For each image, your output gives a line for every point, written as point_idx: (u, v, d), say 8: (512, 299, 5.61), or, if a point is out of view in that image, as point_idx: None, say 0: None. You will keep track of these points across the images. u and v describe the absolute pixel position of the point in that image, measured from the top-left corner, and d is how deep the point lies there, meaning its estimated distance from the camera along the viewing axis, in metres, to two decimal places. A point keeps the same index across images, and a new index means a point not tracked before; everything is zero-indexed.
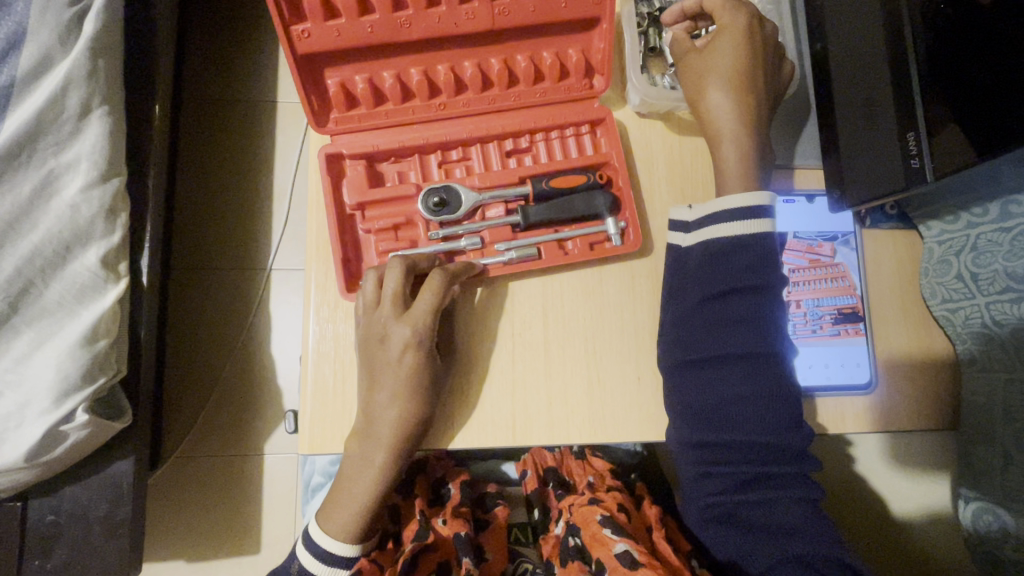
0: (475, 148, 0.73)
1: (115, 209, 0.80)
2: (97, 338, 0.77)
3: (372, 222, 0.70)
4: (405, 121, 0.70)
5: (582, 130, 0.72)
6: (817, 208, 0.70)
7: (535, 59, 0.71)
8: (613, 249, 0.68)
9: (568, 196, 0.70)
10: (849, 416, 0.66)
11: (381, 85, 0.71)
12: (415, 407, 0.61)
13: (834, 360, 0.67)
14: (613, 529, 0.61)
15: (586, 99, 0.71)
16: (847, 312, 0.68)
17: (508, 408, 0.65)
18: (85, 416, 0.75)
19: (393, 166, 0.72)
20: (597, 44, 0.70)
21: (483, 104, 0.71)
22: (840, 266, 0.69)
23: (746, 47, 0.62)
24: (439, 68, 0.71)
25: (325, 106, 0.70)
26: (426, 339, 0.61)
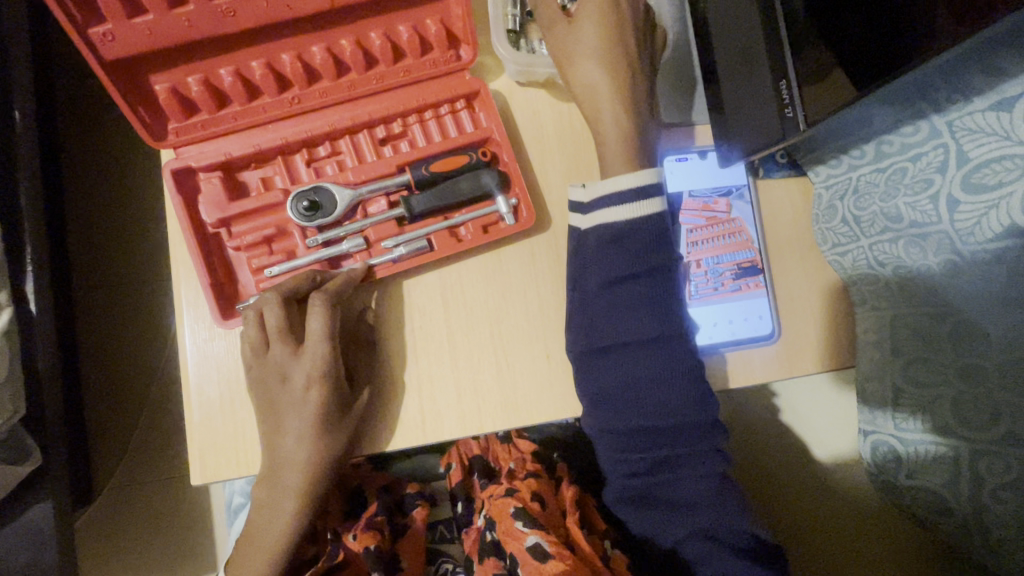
0: (344, 139, 0.70)
1: None
2: None
3: (240, 237, 0.67)
4: (257, 121, 0.67)
5: (457, 107, 0.69)
6: (709, 164, 0.70)
7: (391, 35, 0.67)
8: (506, 228, 0.65)
9: (451, 179, 0.67)
10: (757, 366, 0.68)
11: (222, 84, 0.67)
12: (315, 436, 0.58)
13: (735, 316, 0.68)
14: (524, 522, 0.63)
15: (454, 71, 0.68)
16: (746, 266, 0.69)
17: (415, 405, 0.63)
18: None
19: (255, 172, 0.70)
20: (456, 11, 0.65)
21: (341, 91, 0.68)
22: (736, 221, 0.70)
23: (609, 22, 0.61)
24: (282, 58, 0.67)
25: (161, 119, 0.66)
26: (321, 365, 0.58)
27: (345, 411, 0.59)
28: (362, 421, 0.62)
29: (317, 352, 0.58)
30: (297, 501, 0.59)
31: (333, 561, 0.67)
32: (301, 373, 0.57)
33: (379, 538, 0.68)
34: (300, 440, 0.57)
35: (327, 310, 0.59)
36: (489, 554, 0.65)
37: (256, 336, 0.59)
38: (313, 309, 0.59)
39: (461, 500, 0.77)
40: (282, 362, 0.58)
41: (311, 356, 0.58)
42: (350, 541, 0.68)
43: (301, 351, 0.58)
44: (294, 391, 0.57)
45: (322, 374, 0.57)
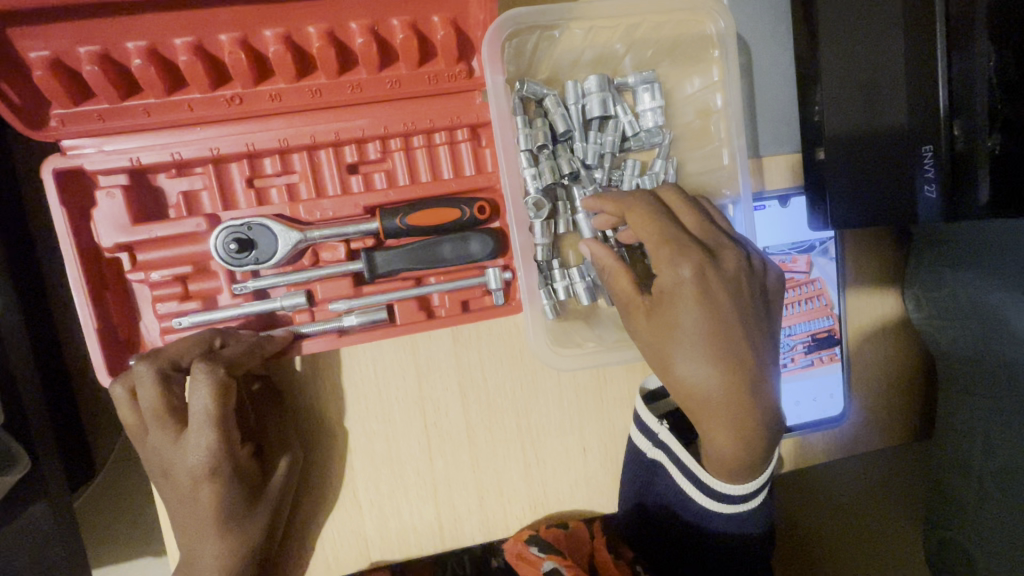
0: (299, 156, 0.47)
1: None
2: None
3: (149, 271, 0.46)
4: (174, 121, 0.43)
5: (458, 136, 0.49)
6: (792, 212, 0.56)
7: (380, 28, 0.44)
8: (493, 308, 0.52)
9: (434, 235, 0.49)
10: (822, 454, 0.59)
11: (130, 65, 0.42)
12: (217, 537, 0.43)
13: (803, 397, 0.58)
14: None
15: (461, 90, 0.46)
16: (821, 337, 0.58)
17: (434, 511, 0.54)
18: None
19: (176, 182, 0.47)
20: (477, 13, 0.44)
21: (302, 99, 0.44)
22: (817, 283, 0.57)
23: (716, 311, 0.42)
24: (222, 41, 0.42)
25: (35, 95, 0.41)
26: (213, 460, 0.41)
27: (254, 506, 0.44)
28: (323, 518, 0.51)
29: (203, 443, 0.40)
30: None
31: None
32: (182, 468, 0.41)
33: None
34: (202, 542, 0.43)
35: (216, 385, 0.40)
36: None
37: (132, 413, 0.41)
38: (193, 380, 0.40)
39: None
40: (160, 454, 0.41)
41: (191, 446, 0.40)
42: None
43: (184, 437, 0.41)
44: (178, 487, 0.41)
45: (213, 471, 0.41)
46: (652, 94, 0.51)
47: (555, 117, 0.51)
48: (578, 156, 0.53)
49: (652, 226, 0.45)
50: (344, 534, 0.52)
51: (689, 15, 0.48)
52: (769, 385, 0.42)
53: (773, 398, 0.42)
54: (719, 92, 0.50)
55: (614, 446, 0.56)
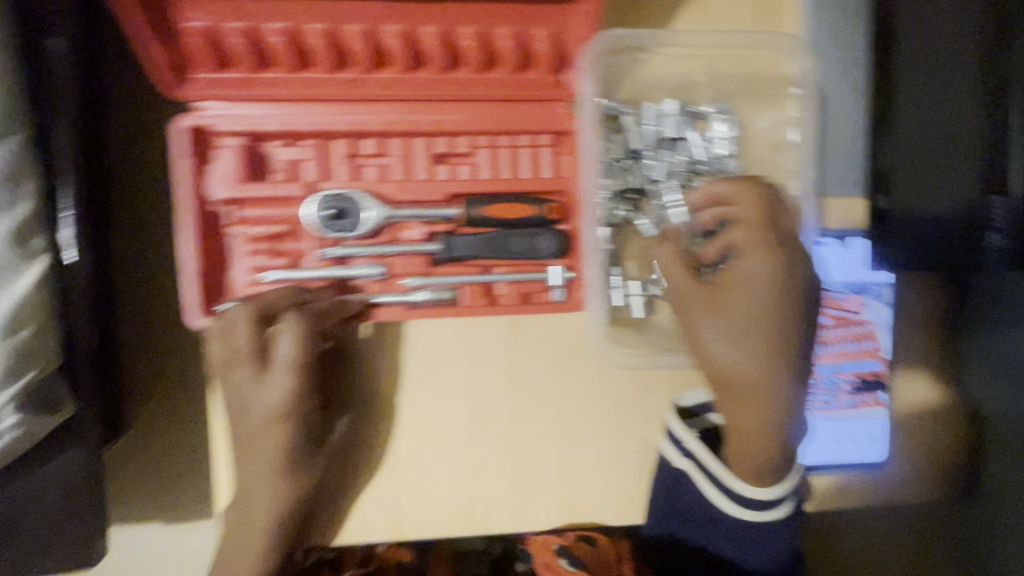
0: (396, 142, 0.52)
1: (21, 162, 0.41)
2: (18, 330, 0.41)
3: (248, 226, 0.51)
4: (296, 96, 0.48)
5: (540, 141, 0.53)
6: (850, 252, 0.58)
7: (492, 37, 0.49)
8: (551, 304, 0.54)
9: (507, 228, 0.52)
10: (857, 496, 0.59)
11: (269, 42, 0.47)
12: (278, 490, 0.46)
13: (845, 436, 0.59)
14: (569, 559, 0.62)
15: (549, 100, 0.51)
16: (867, 380, 0.59)
17: (467, 494, 0.55)
18: (13, 419, 0.43)
19: (284, 150, 0.51)
20: (578, 31, 0.48)
21: (411, 89, 0.49)
22: (868, 324, 0.58)
23: (777, 308, 0.47)
24: (352, 31, 0.47)
25: (185, 58, 0.47)
26: (290, 413, 0.45)
27: (311, 457, 0.47)
28: (364, 488, 0.53)
29: (283, 388, 0.44)
30: (263, 559, 0.49)
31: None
32: (260, 411, 0.45)
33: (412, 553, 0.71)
34: (262, 489, 0.46)
35: (301, 335, 0.44)
36: None
37: (220, 356, 0.45)
38: (282, 328, 0.45)
39: None
40: (241, 394, 0.45)
41: (273, 388, 0.44)
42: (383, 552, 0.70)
43: (264, 378, 0.45)
44: (254, 430, 0.45)
45: (285, 416, 0.45)
46: (728, 124, 0.55)
47: (632, 134, 0.54)
48: (650, 172, 0.56)
49: (754, 213, 0.49)
50: (379, 504, 0.54)
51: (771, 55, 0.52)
52: (793, 387, 0.48)
53: (793, 397, 0.48)
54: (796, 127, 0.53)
55: (649, 458, 0.57)
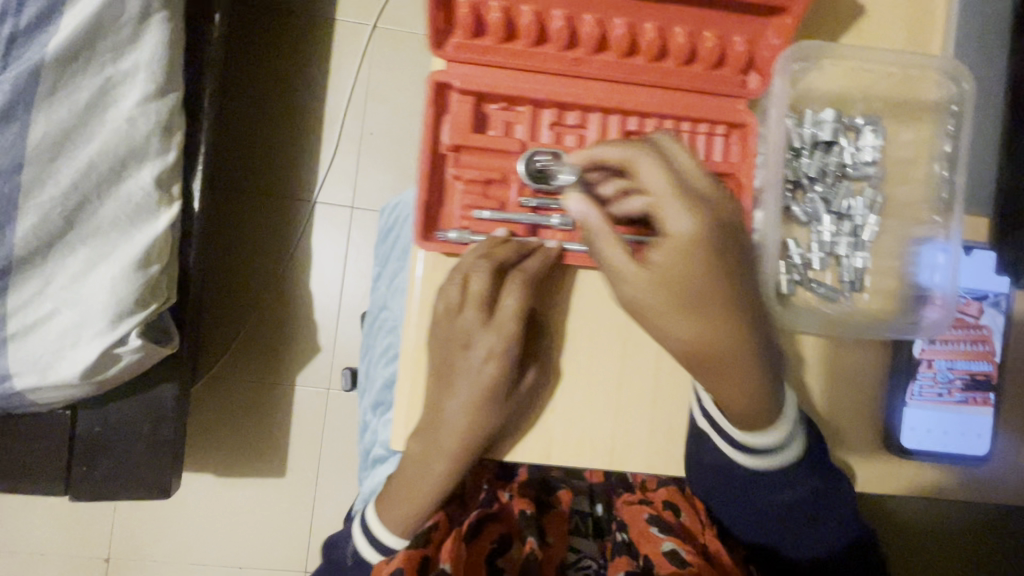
0: (596, 115, 0.60)
1: (171, 126, 0.82)
2: (150, 262, 0.81)
3: (466, 170, 0.59)
4: (529, 66, 0.58)
5: (716, 130, 0.61)
6: (976, 263, 0.65)
7: (696, 38, 0.59)
8: None
9: None
10: (964, 486, 0.64)
11: (517, 21, 0.58)
12: (479, 404, 0.56)
13: (953, 428, 0.65)
14: (660, 528, 0.73)
15: (732, 97, 0.59)
16: (979, 379, 0.65)
17: (612, 433, 0.62)
18: (139, 340, 0.80)
19: (502, 112, 0.60)
20: (771, 39, 0.58)
21: (622, 71, 0.59)
22: (984, 329, 0.65)
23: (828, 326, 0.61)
24: (586, 19, 0.59)
25: (449, 25, 0.57)
26: (507, 343, 0.56)
27: (507, 375, 0.56)
28: (532, 416, 0.61)
29: (504, 329, 0.56)
30: (449, 464, 0.59)
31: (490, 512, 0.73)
32: (483, 341, 0.56)
33: (531, 505, 0.76)
34: (466, 406, 0.57)
35: (523, 289, 0.56)
36: (621, 553, 0.73)
37: (456, 296, 0.56)
38: (508, 285, 0.56)
39: (601, 502, 0.82)
40: (467, 329, 0.56)
41: (498, 329, 0.56)
42: (507, 498, 0.77)
43: (489, 321, 0.56)
44: (471, 359, 0.56)
45: (502, 349, 0.56)
46: (875, 134, 0.62)
47: (795, 133, 0.62)
48: (804, 169, 0.64)
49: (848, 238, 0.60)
50: (540, 432, 0.61)
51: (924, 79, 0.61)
52: (811, 370, 0.62)
53: (849, 389, 0.63)
54: (951, 139, 0.61)
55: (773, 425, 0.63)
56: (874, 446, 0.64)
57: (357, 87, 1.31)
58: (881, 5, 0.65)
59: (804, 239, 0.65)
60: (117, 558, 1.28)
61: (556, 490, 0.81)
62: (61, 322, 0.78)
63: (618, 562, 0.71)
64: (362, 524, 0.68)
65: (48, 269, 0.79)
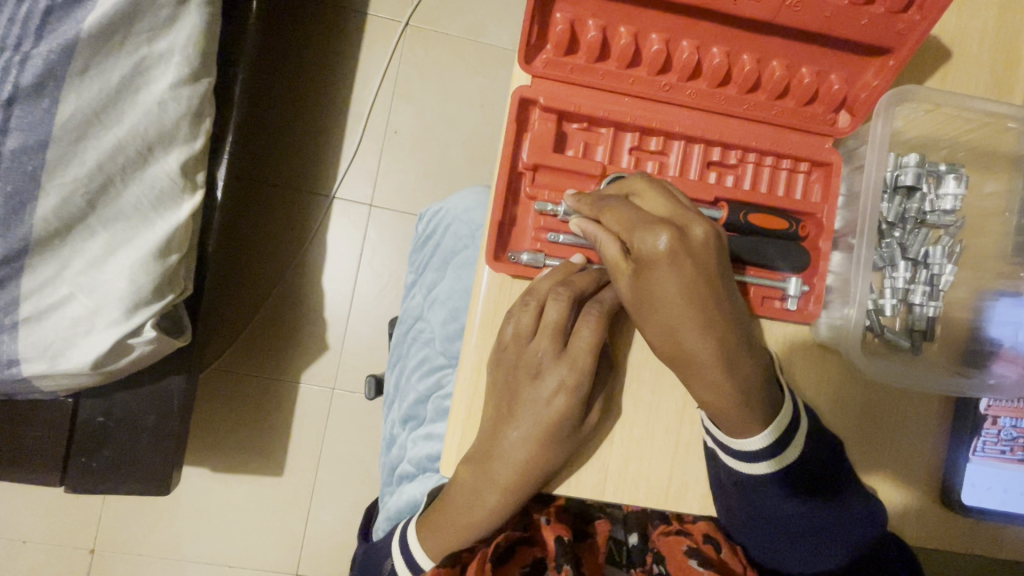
0: (678, 144, 0.58)
1: (200, 113, 0.77)
2: (169, 252, 0.76)
3: (543, 191, 0.57)
4: (618, 88, 0.56)
5: (799, 168, 0.59)
6: None
7: (790, 72, 0.57)
8: (785, 312, 0.59)
9: (762, 237, 0.59)
10: (1016, 546, 0.63)
11: (609, 41, 0.56)
12: (543, 437, 0.54)
13: (1013, 487, 0.63)
14: (700, 562, 0.66)
15: (822, 135, 0.58)
16: None
17: (672, 475, 0.59)
18: (153, 332, 0.76)
19: (583, 133, 0.58)
20: (868, 80, 0.56)
21: (712, 101, 0.57)
22: None
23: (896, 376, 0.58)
24: (681, 43, 0.56)
25: (540, 40, 0.55)
26: (579, 376, 0.53)
27: (576, 409, 0.53)
28: (592, 453, 0.58)
29: (577, 360, 0.53)
30: (502, 496, 0.57)
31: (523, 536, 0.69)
32: (555, 372, 0.54)
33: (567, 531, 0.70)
34: (529, 438, 0.54)
35: (599, 321, 0.54)
36: None
37: (528, 323, 0.54)
38: (584, 315, 0.54)
39: (636, 532, 0.76)
40: (538, 357, 0.54)
41: (570, 360, 0.53)
42: (541, 522, 0.71)
43: (562, 353, 0.54)
44: (539, 389, 0.54)
45: (573, 382, 0.53)
46: (959, 183, 0.61)
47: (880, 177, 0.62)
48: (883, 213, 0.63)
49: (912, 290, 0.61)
50: (599, 470, 0.58)
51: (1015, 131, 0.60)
52: (872, 417, 0.61)
53: (912, 442, 0.62)
54: None
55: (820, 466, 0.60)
56: (935, 502, 0.62)
57: (395, 87, 1.28)
58: (970, 51, 0.63)
59: (877, 283, 0.64)
60: (101, 551, 1.22)
61: (592, 520, 0.77)
62: (76, 310, 0.72)
63: None
64: (399, 547, 0.65)
65: (66, 252, 0.71)
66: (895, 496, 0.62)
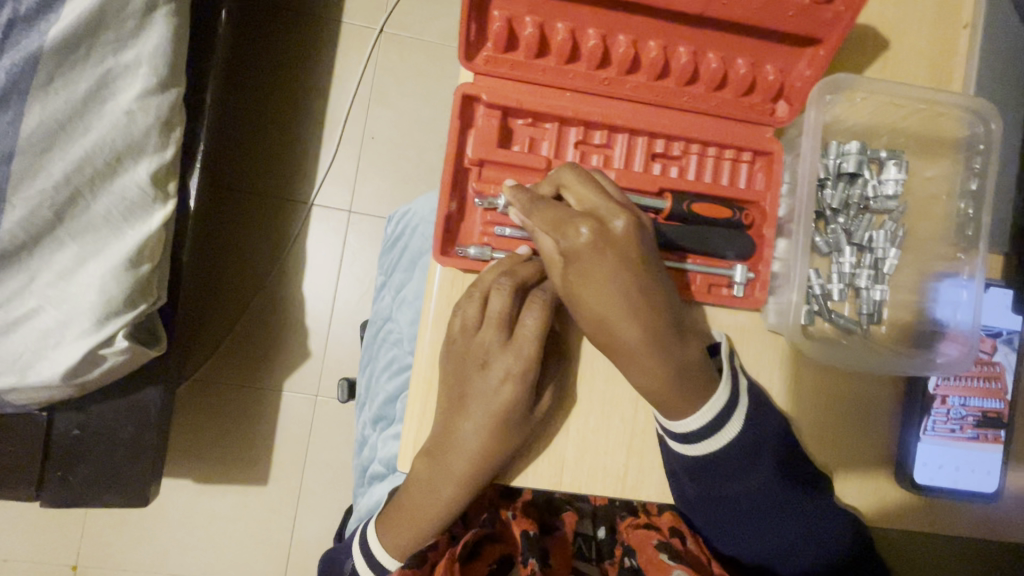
0: (622, 137, 0.59)
1: (171, 122, 0.76)
2: (141, 262, 0.74)
3: (490, 186, 0.58)
4: (559, 84, 0.57)
5: (741, 157, 0.60)
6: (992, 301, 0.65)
7: (726, 64, 0.59)
8: (732, 298, 0.60)
9: (706, 225, 0.60)
10: (969, 522, 0.64)
11: (548, 38, 0.57)
12: (494, 427, 0.55)
13: (964, 465, 0.64)
14: (670, 555, 0.65)
15: (760, 124, 0.59)
16: (990, 417, 0.65)
17: (626, 463, 0.60)
18: (125, 342, 0.75)
19: (528, 129, 0.59)
20: (801, 69, 0.58)
21: (652, 94, 0.58)
22: (997, 367, 0.65)
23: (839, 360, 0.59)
24: (618, 38, 0.58)
25: (480, 38, 0.57)
26: (527, 364, 0.54)
27: (525, 398, 0.55)
28: (545, 443, 0.59)
29: (524, 350, 0.54)
30: (459, 487, 0.57)
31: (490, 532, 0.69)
32: (503, 361, 0.55)
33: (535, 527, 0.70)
34: (481, 428, 0.55)
35: (545, 311, 0.55)
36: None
37: (475, 315, 0.55)
38: (530, 304, 0.55)
39: (604, 525, 0.78)
40: (487, 347, 0.55)
41: (518, 350, 0.54)
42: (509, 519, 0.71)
43: (510, 342, 0.55)
44: (489, 379, 0.55)
45: (521, 371, 0.54)
46: (899, 168, 0.63)
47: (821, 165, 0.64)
48: (828, 200, 0.64)
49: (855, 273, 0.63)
50: (552, 459, 0.59)
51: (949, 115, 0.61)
52: (822, 399, 0.62)
53: (863, 423, 0.63)
54: (976, 180, 0.61)
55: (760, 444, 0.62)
56: (886, 480, 0.63)
57: (365, 91, 1.29)
58: (904, 38, 0.65)
59: (825, 269, 0.65)
60: (85, 566, 1.21)
61: (559, 513, 0.78)
62: (45, 322, 0.72)
63: None
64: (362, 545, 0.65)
65: (35, 264, 0.71)
66: (848, 475, 0.63)
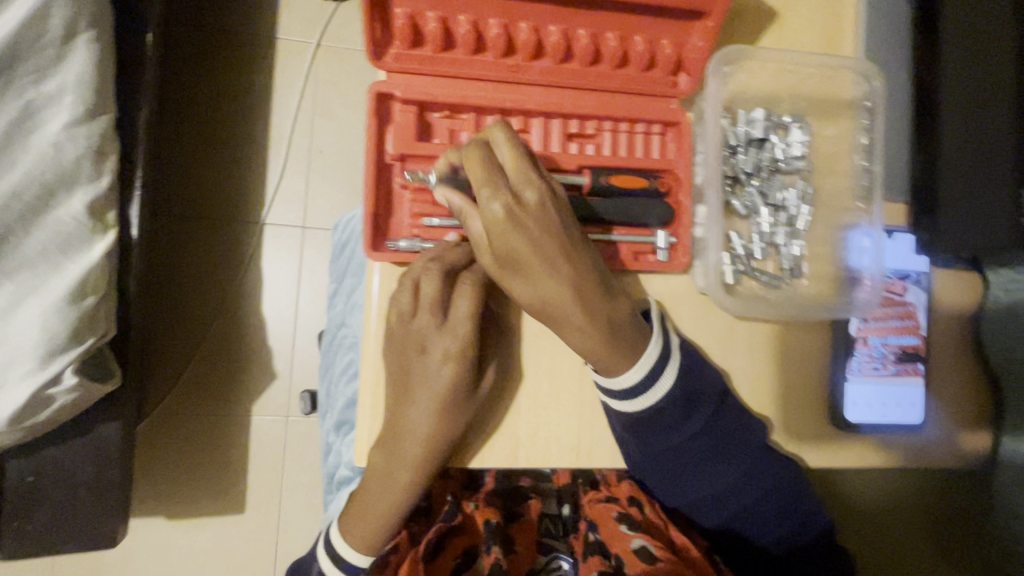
0: (538, 120, 0.62)
1: (103, 151, 0.75)
2: (85, 294, 0.73)
3: (414, 178, 0.59)
4: (469, 74, 0.59)
5: (652, 130, 0.64)
6: (898, 245, 0.70)
7: (625, 43, 0.62)
8: (657, 264, 0.63)
9: (627, 197, 0.62)
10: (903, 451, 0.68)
11: (453, 31, 0.60)
12: (439, 410, 0.56)
13: (890, 400, 0.67)
14: (628, 525, 0.68)
15: (663, 97, 0.62)
16: (908, 352, 0.69)
17: (576, 432, 0.62)
18: (74, 379, 0.73)
19: (446, 121, 0.61)
20: (695, 42, 0.62)
21: (560, 77, 0.61)
22: (909, 305, 0.69)
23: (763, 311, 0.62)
24: (521, 27, 0.60)
25: (387, 37, 0.58)
26: (464, 345, 0.56)
27: (466, 377, 0.56)
28: (494, 421, 0.60)
29: (460, 331, 0.56)
30: (414, 474, 0.58)
31: (452, 524, 0.70)
32: (440, 344, 0.56)
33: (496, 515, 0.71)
34: (426, 413, 0.56)
35: (477, 291, 0.56)
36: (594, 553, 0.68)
37: (409, 302, 0.56)
38: (461, 286, 0.57)
39: (568, 503, 0.79)
40: (423, 333, 0.56)
41: (454, 331, 0.56)
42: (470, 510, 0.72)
43: (445, 325, 0.56)
44: (429, 364, 0.56)
45: (459, 351, 0.56)
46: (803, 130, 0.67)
47: (729, 132, 0.67)
48: (741, 165, 0.68)
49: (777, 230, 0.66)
50: (502, 435, 0.60)
51: (837, 75, 0.66)
52: (754, 351, 0.65)
53: (794, 369, 0.66)
54: (866, 133, 0.66)
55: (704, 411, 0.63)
56: (825, 424, 0.66)
57: (301, 103, 1.28)
58: (792, 7, 0.70)
59: (745, 231, 0.69)
60: None
61: (524, 500, 0.79)
62: None
63: (588, 564, 0.67)
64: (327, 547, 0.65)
65: None
66: (785, 420, 0.66)
